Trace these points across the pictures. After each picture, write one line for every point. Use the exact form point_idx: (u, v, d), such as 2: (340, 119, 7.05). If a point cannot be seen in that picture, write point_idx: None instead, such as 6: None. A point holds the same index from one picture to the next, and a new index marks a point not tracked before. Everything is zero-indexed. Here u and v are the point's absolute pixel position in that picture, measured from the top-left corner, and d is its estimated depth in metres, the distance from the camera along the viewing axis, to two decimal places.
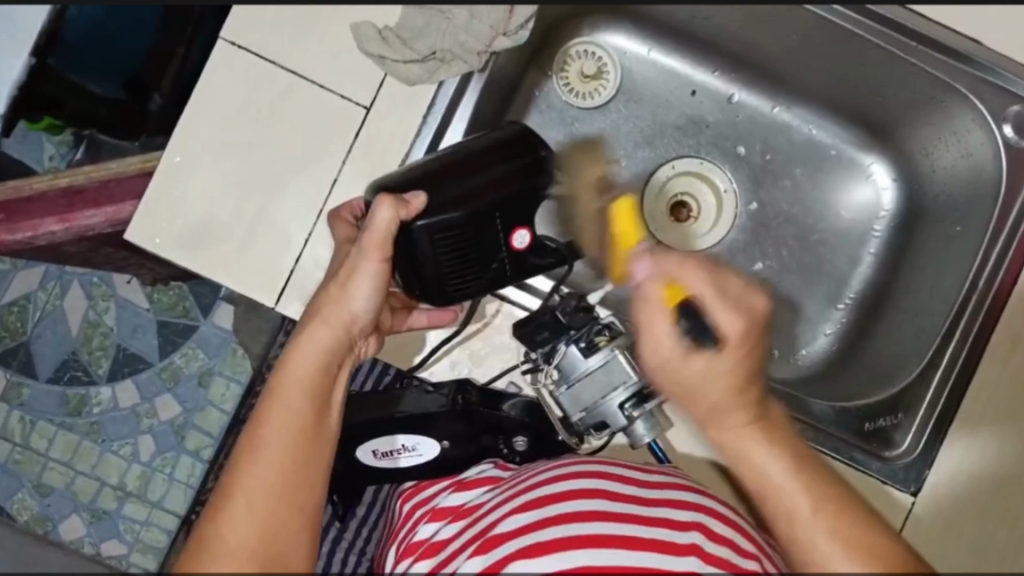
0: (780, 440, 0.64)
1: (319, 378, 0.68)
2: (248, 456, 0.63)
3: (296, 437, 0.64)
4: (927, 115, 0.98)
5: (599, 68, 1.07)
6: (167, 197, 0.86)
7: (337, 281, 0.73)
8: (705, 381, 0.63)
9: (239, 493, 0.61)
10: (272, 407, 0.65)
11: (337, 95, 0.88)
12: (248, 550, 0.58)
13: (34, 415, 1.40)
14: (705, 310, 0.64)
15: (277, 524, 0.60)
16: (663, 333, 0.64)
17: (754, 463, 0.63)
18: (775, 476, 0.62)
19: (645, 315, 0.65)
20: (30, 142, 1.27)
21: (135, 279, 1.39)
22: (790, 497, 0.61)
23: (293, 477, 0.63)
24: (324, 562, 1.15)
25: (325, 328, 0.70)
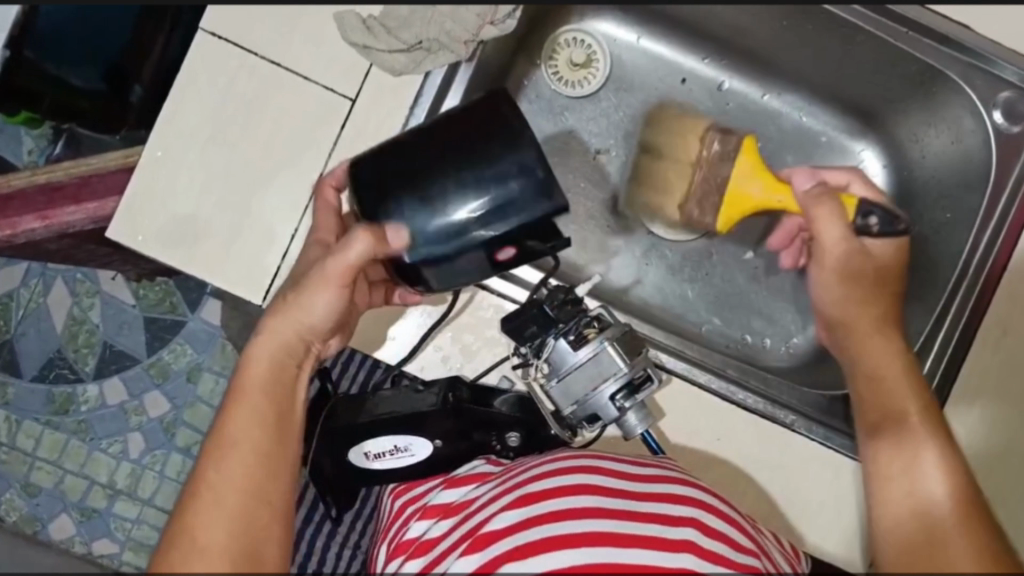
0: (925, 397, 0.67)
1: (279, 379, 0.67)
2: (215, 453, 0.62)
3: (261, 432, 0.63)
4: (916, 100, 0.98)
5: (588, 56, 1.05)
6: (148, 193, 0.85)
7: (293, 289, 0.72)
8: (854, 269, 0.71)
9: (207, 494, 0.60)
10: (233, 407, 0.64)
11: (322, 87, 0.86)
12: (218, 547, 0.57)
13: (19, 414, 1.38)
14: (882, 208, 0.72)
15: (247, 521, 0.59)
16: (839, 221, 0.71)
17: (888, 370, 0.68)
18: (909, 387, 0.67)
19: (821, 205, 0.71)
20: (9, 135, 1.24)
21: (120, 275, 1.38)
22: (924, 460, 0.63)
23: (262, 471, 0.62)
24: (317, 558, 1.14)
25: (279, 331, 0.69)
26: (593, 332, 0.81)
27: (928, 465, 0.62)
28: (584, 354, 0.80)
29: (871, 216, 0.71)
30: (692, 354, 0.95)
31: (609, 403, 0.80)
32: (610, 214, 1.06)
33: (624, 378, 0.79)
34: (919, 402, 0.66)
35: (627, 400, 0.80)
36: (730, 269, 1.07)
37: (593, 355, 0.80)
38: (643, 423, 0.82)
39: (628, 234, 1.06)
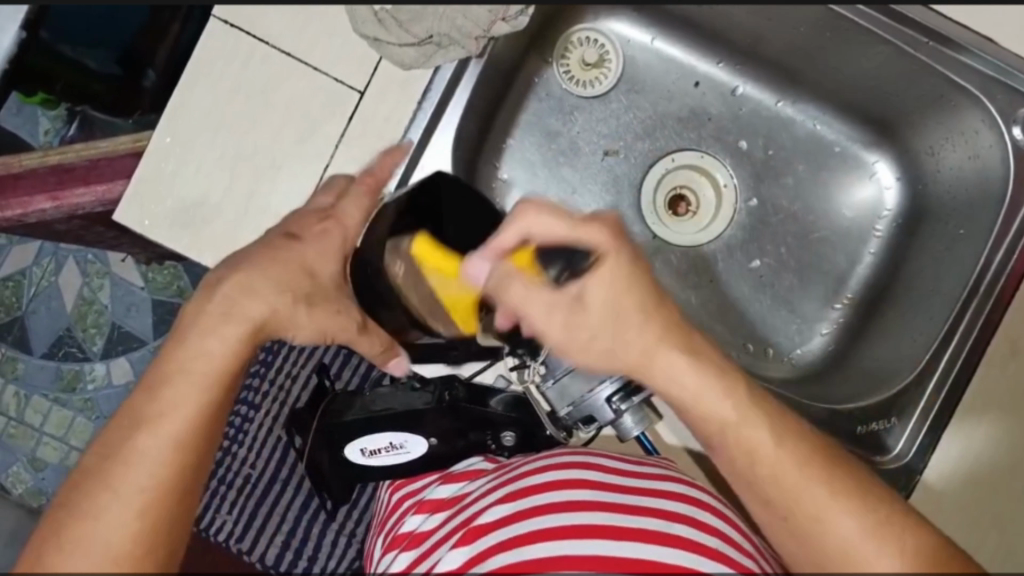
0: (792, 432, 0.63)
1: (223, 368, 0.64)
2: (126, 440, 0.61)
3: (175, 439, 0.61)
4: (933, 113, 0.96)
5: (600, 56, 1.05)
6: (157, 179, 0.85)
7: (289, 294, 0.67)
8: (609, 337, 0.63)
9: (116, 477, 0.60)
10: (166, 390, 0.62)
11: (331, 78, 0.86)
12: (116, 536, 0.58)
13: (28, 390, 1.40)
14: (561, 246, 0.63)
15: (154, 515, 0.60)
16: (534, 301, 0.63)
17: (758, 443, 0.62)
18: (784, 454, 0.62)
19: (507, 293, 0.63)
20: (25, 115, 1.26)
21: (130, 257, 1.39)
22: (834, 524, 0.60)
23: (165, 482, 0.61)
24: (313, 544, 1.15)
25: (226, 325, 0.65)
26: None
27: (845, 523, 0.60)
28: None
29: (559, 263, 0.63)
30: None
31: (606, 405, 0.80)
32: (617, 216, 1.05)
33: (620, 382, 0.79)
34: (796, 467, 0.61)
35: (623, 403, 0.80)
36: (734, 277, 1.06)
37: None
38: (639, 426, 0.81)
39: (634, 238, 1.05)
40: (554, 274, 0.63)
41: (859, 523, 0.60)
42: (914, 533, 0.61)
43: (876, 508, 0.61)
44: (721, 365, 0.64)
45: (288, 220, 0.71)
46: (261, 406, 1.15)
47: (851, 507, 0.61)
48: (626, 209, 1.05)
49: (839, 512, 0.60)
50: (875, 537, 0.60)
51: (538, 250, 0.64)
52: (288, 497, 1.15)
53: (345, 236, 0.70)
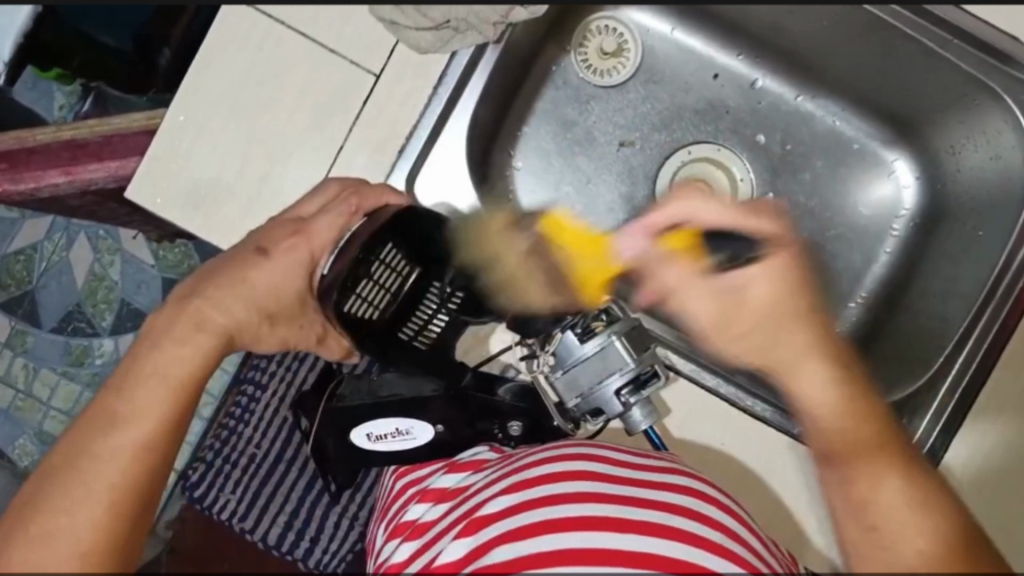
0: (865, 410, 0.61)
1: (190, 376, 0.64)
2: (90, 439, 0.60)
3: (139, 444, 0.61)
4: (955, 112, 0.95)
5: (619, 45, 1.03)
6: (170, 157, 0.85)
7: (257, 310, 0.69)
8: (762, 316, 0.63)
9: (77, 477, 0.59)
10: (135, 392, 0.62)
11: (347, 61, 0.86)
12: (73, 536, 0.57)
13: (37, 363, 1.41)
14: (724, 230, 0.68)
15: (113, 518, 0.59)
16: (688, 271, 0.67)
17: (821, 395, 0.61)
18: (842, 410, 0.61)
19: (655, 263, 0.69)
20: (39, 90, 1.24)
21: (141, 235, 1.40)
22: (878, 488, 0.58)
23: (127, 484, 0.60)
24: (316, 525, 1.16)
25: (195, 336, 0.66)
26: (601, 324, 0.80)
27: (887, 491, 0.58)
28: (591, 347, 0.79)
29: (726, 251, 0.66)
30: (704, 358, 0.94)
31: (614, 398, 0.80)
32: (630, 206, 1.04)
33: (630, 374, 0.79)
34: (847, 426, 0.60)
35: (631, 396, 0.80)
36: None
37: (600, 348, 0.79)
38: (646, 420, 0.82)
39: None
40: (716, 254, 0.67)
41: (901, 497, 0.57)
42: (958, 526, 0.57)
43: (923, 489, 0.58)
44: (822, 339, 0.63)
45: (266, 227, 0.73)
46: (268, 387, 1.16)
47: (899, 478, 0.58)
48: (640, 199, 1.04)
49: (884, 480, 0.58)
50: (914, 512, 0.57)
51: (701, 235, 0.69)
52: (292, 478, 1.16)
53: (313, 250, 0.73)
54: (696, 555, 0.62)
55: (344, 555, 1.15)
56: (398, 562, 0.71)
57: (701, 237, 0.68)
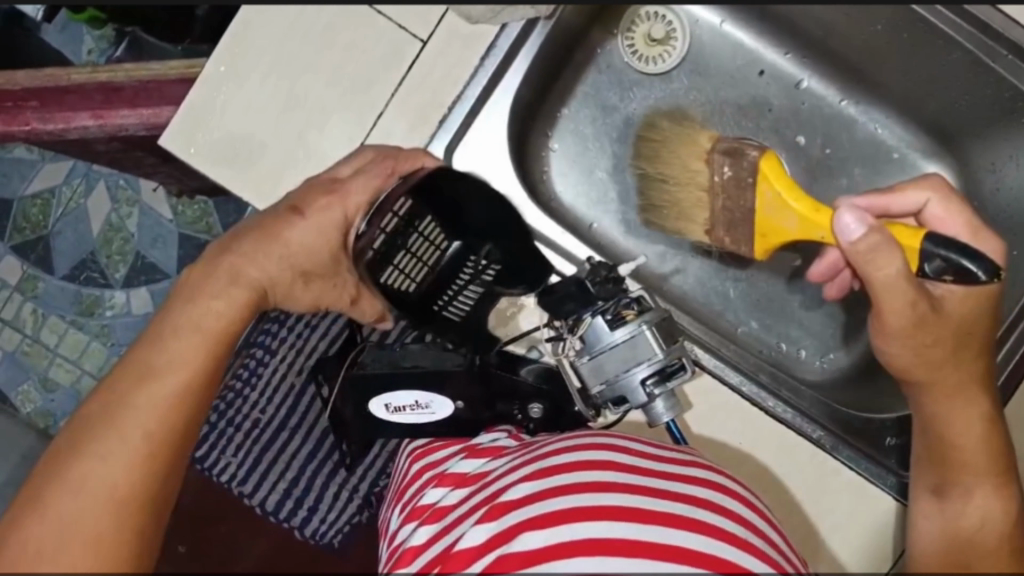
0: (993, 445, 0.71)
1: (225, 330, 0.66)
2: (125, 391, 0.61)
3: (174, 394, 0.62)
4: (1001, 128, 0.93)
5: (667, 33, 1.02)
6: (207, 107, 0.83)
7: (291, 268, 0.71)
8: (970, 309, 0.68)
9: (111, 427, 0.60)
10: (169, 345, 0.64)
11: (394, 24, 0.84)
12: (107, 482, 0.58)
13: (46, 309, 1.39)
14: (953, 241, 0.65)
15: (146, 467, 0.59)
16: (905, 269, 0.65)
17: (961, 429, 0.71)
18: (972, 441, 0.71)
19: (875, 257, 0.65)
20: (69, 34, 1.25)
21: (162, 188, 1.39)
22: (986, 509, 0.70)
23: (161, 433, 0.61)
24: (316, 494, 1.14)
25: (230, 290, 0.68)
26: (632, 313, 0.77)
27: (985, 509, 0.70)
28: (620, 334, 0.77)
29: (947, 262, 0.64)
30: (729, 357, 0.93)
31: (639, 387, 0.78)
32: None
33: (657, 365, 0.77)
34: (993, 461, 0.71)
35: (656, 387, 0.78)
36: (776, 274, 1.03)
37: (630, 337, 0.76)
38: (669, 412, 0.80)
39: None
40: (936, 263, 0.65)
41: (990, 513, 0.70)
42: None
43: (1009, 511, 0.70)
44: (979, 372, 0.72)
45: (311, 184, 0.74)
46: (277, 352, 1.14)
47: (996, 499, 0.70)
48: None
49: (987, 499, 0.70)
50: (1002, 525, 0.69)
51: (932, 238, 0.65)
52: (295, 445, 1.14)
53: (347, 211, 0.72)
54: (721, 551, 0.61)
55: (342, 527, 1.14)
56: (416, 546, 0.70)
57: (932, 243, 0.65)
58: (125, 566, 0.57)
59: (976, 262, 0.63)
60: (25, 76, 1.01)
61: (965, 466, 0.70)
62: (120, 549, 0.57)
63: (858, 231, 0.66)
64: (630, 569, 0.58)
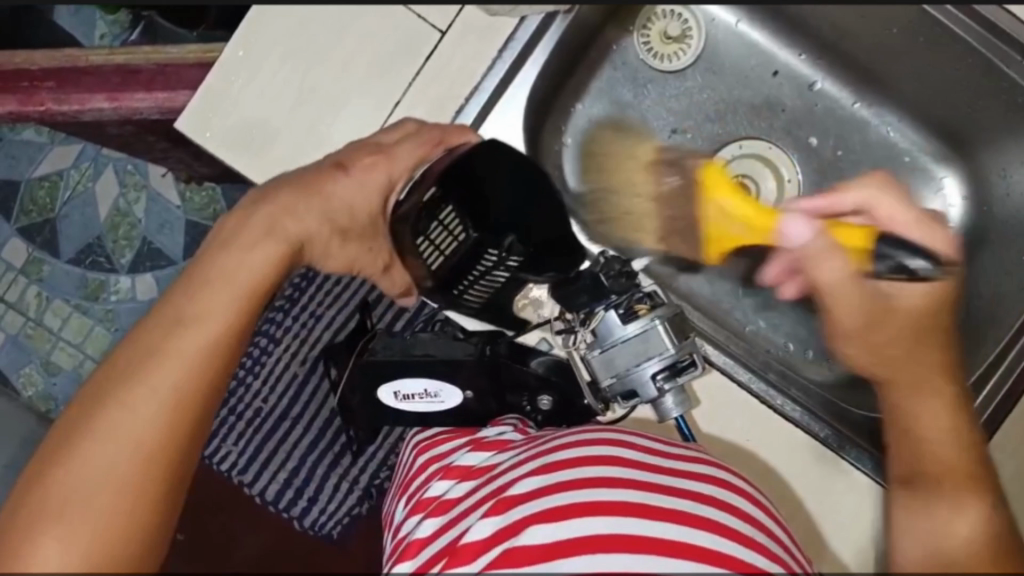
0: (967, 440, 0.67)
1: (260, 280, 0.65)
2: (156, 336, 0.61)
3: (205, 342, 0.61)
4: (1012, 134, 0.94)
5: (683, 31, 1.03)
6: (224, 92, 0.84)
7: (327, 222, 0.69)
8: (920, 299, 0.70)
9: (142, 373, 0.59)
10: (203, 292, 0.63)
11: (414, 14, 0.84)
12: (135, 430, 0.58)
13: (51, 293, 1.39)
14: (898, 238, 0.72)
15: (174, 417, 0.59)
16: (851, 269, 0.69)
17: (921, 414, 0.68)
18: (930, 428, 0.67)
19: (824, 260, 0.68)
20: (82, 17, 1.25)
21: (171, 174, 1.38)
22: (953, 503, 0.63)
23: (190, 383, 0.60)
24: (316, 485, 1.14)
25: (264, 241, 0.66)
26: (644, 308, 0.77)
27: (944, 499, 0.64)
28: (632, 329, 0.77)
29: (893, 259, 0.72)
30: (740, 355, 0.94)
31: (649, 381, 0.78)
32: None
33: (668, 360, 0.77)
34: (960, 455, 0.66)
35: (666, 382, 0.78)
36: None
37: (642, 331, 0.77)
38: (679, 408, 0.80)
39: None
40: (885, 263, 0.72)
41: (958, 509, 0.63)
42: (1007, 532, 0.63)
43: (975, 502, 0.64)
44: (938, 363, 0.70)
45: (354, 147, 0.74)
46: (281, 341, 1.13)
47: (974, 494, 0.64)
48: None
49: (948, 492, 0.64)
50: (973, 524, 0.62)
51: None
52: (297, 435, 1.14)
53: (390, 173, 0.73)
54: (728, 550, 0.60)
55: (342, 518, 1.14)
56: (422, 539, 0.70)
57: (879, 242, 0.72)
58: (149, 514, 0.57)
59: (918, 261, 0.72)
60: (41, 56, 1.01)
61: (934, 459, 0.66)
62: (144, 505, 0.57)
63: (804, 235, 0.70)
64: (633, 566, 0.58)
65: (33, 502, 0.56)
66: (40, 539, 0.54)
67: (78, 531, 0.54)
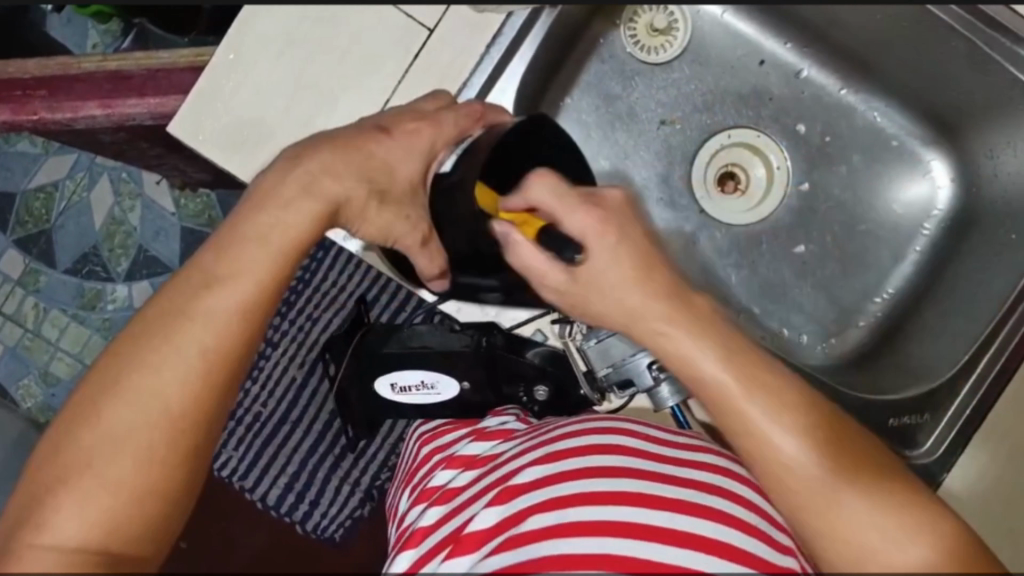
0: (811, 467, 0.56)
1: (296, 243, 0.62)
2: (187, 299, 0.59)
3: (236, 310, 0.59)
4: (997, 116, 0.95)
5: (669, 23, 1.03)
6: (216, 94, 0.84)
7: (366, 181, 0.66)
8: (612, 279, 0.59)
9: (170, 340, 0.57)
10: (237, 253, 0.60)
11: (402, 13, 0.85)
12: (162, 399, 0.56)
13: (48, 303, 1.40)
14: (557, 225, 0.61)
15: (201, 388, 0.57)
16: (532, 261, 0.62)
17: (793, 449, 0.56)
18: (818, 463, 0.56)
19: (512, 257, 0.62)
20: (74, 27, 1.26)
21: (165, 181, 1.39)
22: (874, 535, 0.54)
23: (218, 353, 0.58)
24: (317, 488, 1.14)
25: (303, 200, 0.63)
26: None
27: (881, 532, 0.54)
28: None
29: (560, 245, 0.60)
30: None
31: (646, 369, 0.81)
32: (664, 188, 1.04)
33: None
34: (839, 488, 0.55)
35: (662, 371, 0.80)
36: (777, 261, 1.05)
37: None
38: (675, 397, 0.81)
39: (680, 212, 1.05)
40: (546, 248, 0.61)
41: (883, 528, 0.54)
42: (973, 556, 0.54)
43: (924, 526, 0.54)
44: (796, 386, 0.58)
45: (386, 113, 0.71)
46: (278, 344, 1.14)
47: (869, 515, 0.55)
48: (674, 181, 1.05)
49: (862, 522, 0.55)
50: (907, 539, 0.54)
51: (550, 227, 0.61)
52: (297, 439, 1.14)
53: (434, 141, 0.71)
54: (727, 535, 0.60)
55: (343, 520, 1.14)
56: (426, 527, 0.71)
57: (550, 231, 0.61)
58: (174, 485, 0.56)
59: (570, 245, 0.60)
60: (34, 65, 1.02)
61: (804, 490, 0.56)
62: (164, 473, 0.56)
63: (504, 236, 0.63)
64: (630, 552, 0.58)
65: (58, 466, 0.55)
66: (62, 501, 0.54)
67: (98, 497, 0.54)
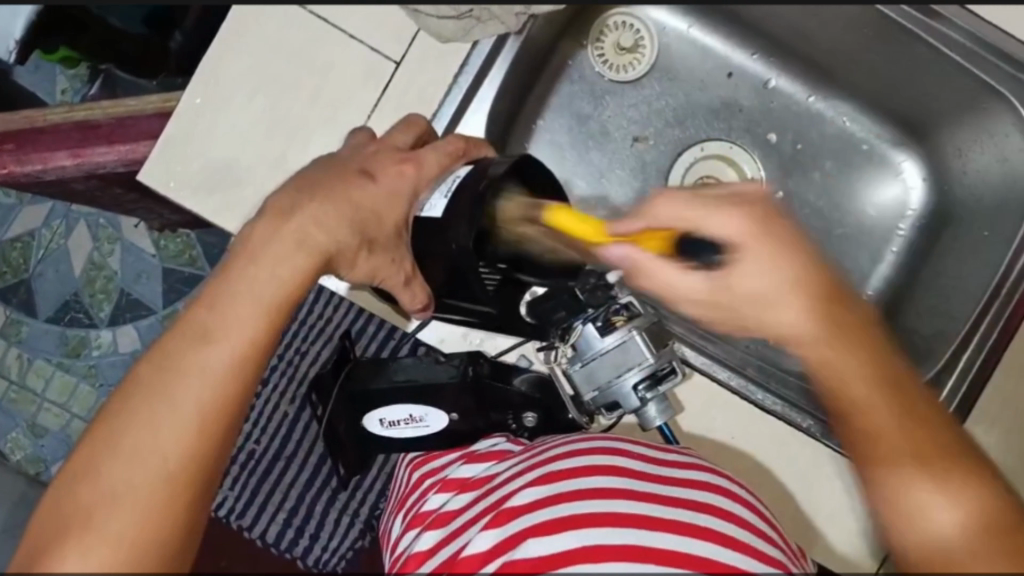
0: (891, 403, 0.55)
1: (291, 293, 0.60)
2: (184, 354, 0.55)
3: (234, 364, 0.56)
4: (963, 116, 0.95)
5: (636, 41, 1.04)
6: (185, 139, 0.84)
7: (356, 230, 0.65)
8: (752, 277, 0.57)
9: (167, 396, 0.54)
10: (232, 304, 0.58)
11: (368, 48, 0.85)
12: (159, 458, 0.53)
13: (32, 354, 1.38)
14: (692, 235, 0.58)
15: (201, 442, 0.54)
16: (673, 277, 0.58)
17: (850, 388, 0.55)
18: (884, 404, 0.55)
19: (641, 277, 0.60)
20: (41, 73, 1.26)
21: (142, 223, 1.39)
22: (937, 499, 0.52)
23: (216, 408, 0.55)
24: (316, 521, 1.13)
25: (297, 248, 0.61)
26: (621, 319, 0.77)
27: (935, 499, 0.52)
28: (611, 340, 0.77)
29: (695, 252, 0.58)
30: (730, 361, 0.95)
31: (631, 392, 0.79)
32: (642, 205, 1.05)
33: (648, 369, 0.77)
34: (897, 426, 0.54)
35: (649, 391, 0.78)
36: None
37: (621, 342, 0.76)
38: (662, 416, 0.81)
39: None
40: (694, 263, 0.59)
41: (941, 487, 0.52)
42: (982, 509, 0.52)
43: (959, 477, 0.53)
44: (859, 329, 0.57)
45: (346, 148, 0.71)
46: (266, 382, 1.13)
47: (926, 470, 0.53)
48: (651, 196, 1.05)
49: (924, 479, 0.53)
50: (942, 502, 0.52)
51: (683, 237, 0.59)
52: (291, 476, 1.13)
53: (418, 181, 0.72)
54: (726, 555, 0.59)
55: (345, 552, 1.13)
56: (422, 552, 0.69)
57: (688, 243, 0.58)
58: (176, 545, 0.53)
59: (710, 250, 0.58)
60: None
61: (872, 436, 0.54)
62: (167, 529, 0.52)
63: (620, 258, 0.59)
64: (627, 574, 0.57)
65: (48, 532, 0.51)
66: (62, 559, 0.50)
67: (100, 554, 0.50)
